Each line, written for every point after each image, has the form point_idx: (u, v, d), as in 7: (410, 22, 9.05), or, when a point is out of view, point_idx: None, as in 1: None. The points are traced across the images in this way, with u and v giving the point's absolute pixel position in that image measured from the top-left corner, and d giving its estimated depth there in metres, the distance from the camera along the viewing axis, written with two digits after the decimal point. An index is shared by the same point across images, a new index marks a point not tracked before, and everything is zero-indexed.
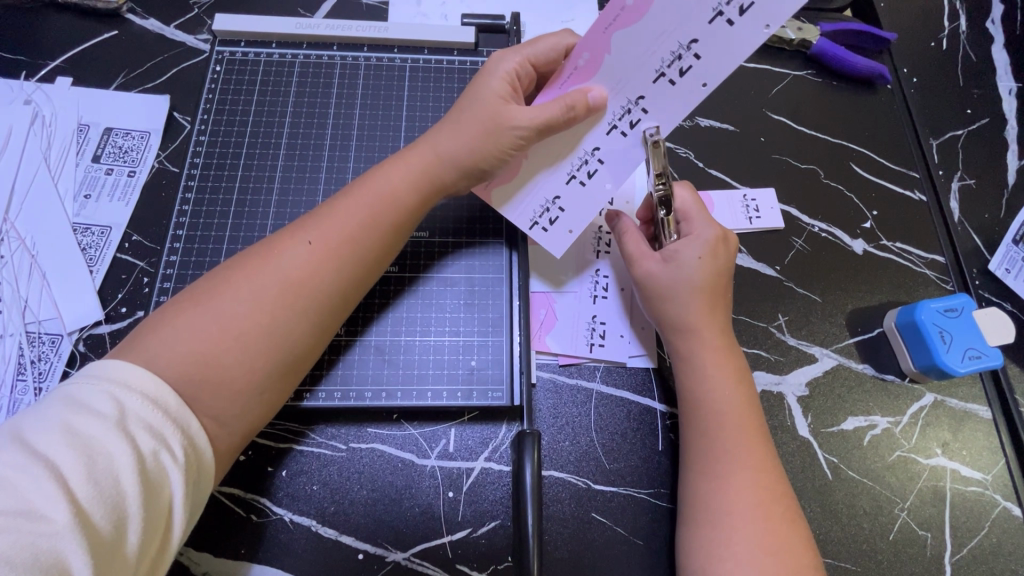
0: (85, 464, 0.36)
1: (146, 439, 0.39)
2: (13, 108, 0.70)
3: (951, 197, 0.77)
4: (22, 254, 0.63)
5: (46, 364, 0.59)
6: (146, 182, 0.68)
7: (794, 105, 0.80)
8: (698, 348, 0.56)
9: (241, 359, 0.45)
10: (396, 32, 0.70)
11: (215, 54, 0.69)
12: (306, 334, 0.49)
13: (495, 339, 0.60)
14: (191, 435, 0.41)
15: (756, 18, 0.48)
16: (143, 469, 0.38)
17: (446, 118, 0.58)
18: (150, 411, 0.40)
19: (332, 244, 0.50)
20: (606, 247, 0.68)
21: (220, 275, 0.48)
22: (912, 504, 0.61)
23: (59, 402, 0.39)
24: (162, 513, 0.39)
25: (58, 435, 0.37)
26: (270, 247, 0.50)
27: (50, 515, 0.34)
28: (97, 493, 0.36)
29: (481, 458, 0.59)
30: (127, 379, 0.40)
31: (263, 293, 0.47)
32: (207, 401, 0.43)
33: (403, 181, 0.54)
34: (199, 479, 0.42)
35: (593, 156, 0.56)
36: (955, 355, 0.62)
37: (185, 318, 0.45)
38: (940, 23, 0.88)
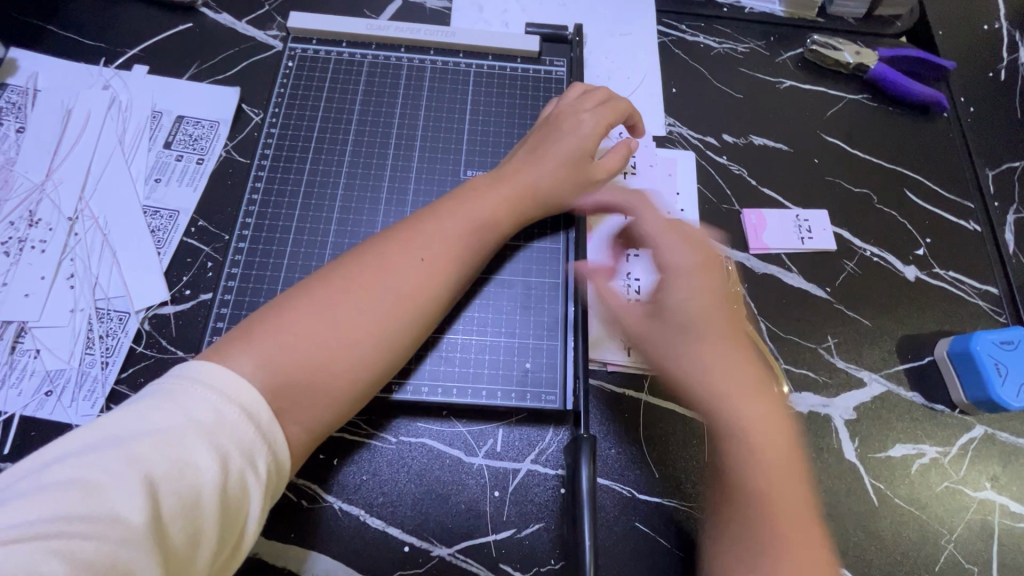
0: (173, 476, 0.38)
1: (233, 457, 0.41)
2: (91, 92, 0.72)
3: (1006, 229, 0.76)
4: (95, 232, 0.65)
5: (113, 339, 0.61)
6: (214, 170, 0.70)
7: (850, 128, 0.80)
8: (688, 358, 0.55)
9: (347, 369, 0.49)
10: (463, 38, 0.72)
11: (287, 50, 0.71)
12: (389, 355, 0.51)
13: (549, 342, 0.61)
14: (277, 450, 0.44)
15: (643, 161, 0.74)
16: (223, 488, 0.40)
17: (534, 151, 0.63)
18: (245, 425, 0.42)
19: (441, 267, 0.55)
20: (635, 251, 0.69)
21: (325, 281, 0.51)
22: (959, 536, 0.60)
23: (160, 403, 0.41)
24: (234, 532, 0.40)
25: (154, 443, 0.39)
26: (385, 259, 0.53)
27: (136, 526, 0.36)
28: (177, 507, 0.38)
29: (527, 460, 0.59)
30: (230, 390, 0.43)
31: (358, 313, 0.50)
32: (308, 404, 0.47)
33: (499, 210, 0.59)
34: (273, 494, 0.44)
35: (632, 280, 0.67)
36: (1010, 389, 0.62)
37: (300, 320, 0.48)
38: (998, 54, 0.88)
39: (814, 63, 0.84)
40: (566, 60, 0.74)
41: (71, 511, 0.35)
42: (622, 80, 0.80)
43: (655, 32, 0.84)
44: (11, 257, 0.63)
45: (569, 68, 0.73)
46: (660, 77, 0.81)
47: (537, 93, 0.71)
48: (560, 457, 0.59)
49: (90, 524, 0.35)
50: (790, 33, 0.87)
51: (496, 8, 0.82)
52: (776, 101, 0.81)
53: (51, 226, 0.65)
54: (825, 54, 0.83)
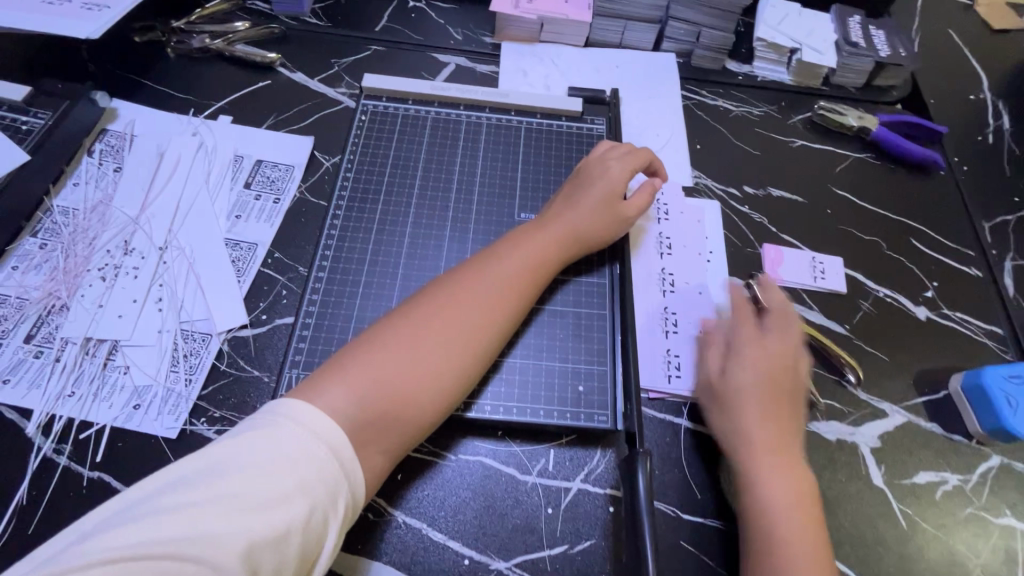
0: (264, 508, 0.43)
1: (318, 493, 0.46)
2: (181, 138, 0.81)
3: (1005, 275, 0.83)
4: (182, 261, 0.72)
5: (196, 358, 0.66)
6: (288, 208, 0.77)
7: (858, 183, 0.89)
8: (727, 410, 0.63)
9: (428, 399, 0.56)
10: (514, 98, 0.82)
11: (360, 105, 0.80)
12: (453, 392, 0.58)
13: (599, 367, 0.66)
14: (353, 488, 0.49)
15: (675, 208, 0.82)
16: (307, 522, 0.45)
17: (571, 199, 0.71)
18: (329, 462, 0.47)
19: (502, 303, 0.62)
20: (670, 288, 0.75)
21: (402, 321, 0.59)
22: (985, 560, 0.63)
23: (259, 436, 0.47)
24: (309, 564, 0.45)
25: (251, 476, 0.44)
26: (453, 298, 0.61)
27: (229, 551, 0.41)
28: (265, 537, 0.43)
29: (577, 479, 0.63)
30: (318, 428, 0.49)
31: (428, 357, 0.57)
32: (392, 431, 0.54)
33: (544, 251, 0.67)
34: (347, 527, 0.49)
35: (669, 313, 0.73)
36: (1021, 419, 0.67)
37: (385, 357, 0.55)
38: (986, 121, 0.98)
39: (822, 125, 0.94)
40: (605, 119, 0.83)
41: (176, 534, 0.41)
42: (652, 137, 0.90)
43: (680, 96, 0.95)
44: (106, 282, 0.69)
45: (607, 126, 0.82)
46: (685, 135, 0.91)
47: (581, 147, 0.80)
48: (608, 477, 0.63)
49: (190, 549, 0.40)
50: (799, 99, 0.97)
51: (538, 73, 0.94)
52: (790, 158, 0.90)
53: (142, 255, 0.72)
54: (831, 118, 0.93)
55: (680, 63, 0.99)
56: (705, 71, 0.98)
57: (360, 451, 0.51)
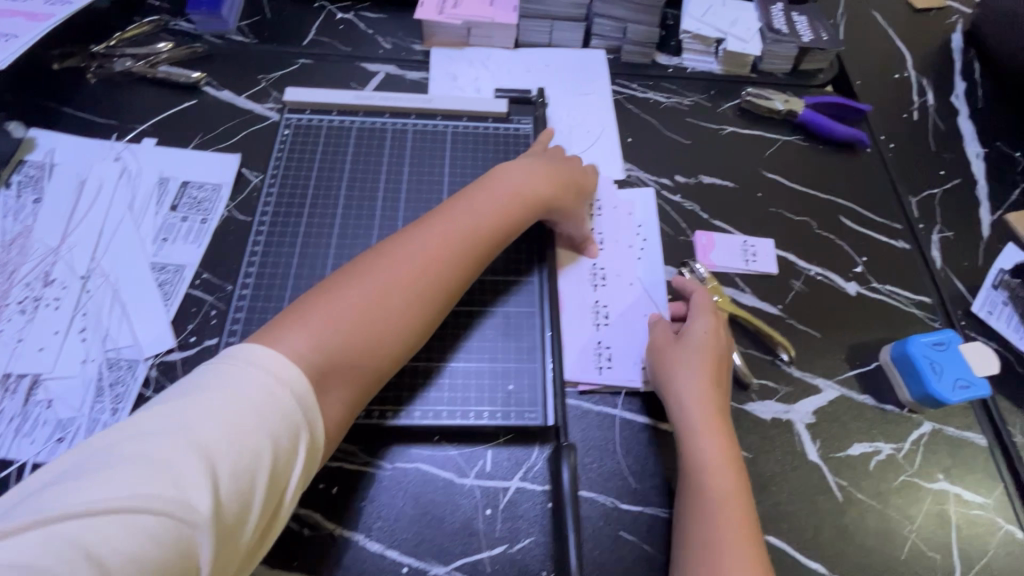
0: (225, 455, 0.44)
1: (280, 441, 0.47)
2: (104, 164, 0.80)
3: (932, 246, 0.85)
4: (106, 289, 0.70)
5: (122, 386, 0.65)
6: (216, 228, 0.76)
7: (786, 165, 0.91)
8: (681, 377, 0.65)
9: (385, 343, 0.58)
10: (440, 103, 0.82)
11: (284, 120, 0.80)
12: (411, 333, 0.60)
13: (529, 365, 0.67)
14: (314, 429, 0.50)
15: (607, 204, 0.83)
16: (270, 462, 0.46)
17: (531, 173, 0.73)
18: (290, 412, 0.48)
19: (454, 251, 0.64)
20: (601, 282, 0.76)
21: (356, 272, 0.60)
22: (920, 526, 0.65)
23: (220, 392, 0.46)
24: (272, 510, 0.47)
25: (206, 426, 0.45)
26: (405, 247, 0.62)
27: (197, 504, 0.41)
28: (230, 481, 0.44)
29: (515, 478, 0.63)
30: (280, 375, 0.49)
31: (387, 304, 0.58)
32: (348, 374, 0.55)
33: (501, 216, 0.68)
34: (308, 466, 0.50)
35: (600, 307, 0.74)
36: (947, 385, 0.68)
37: (341, 304, 0.56)
38: (910, 98, 1.01)
39: (750, 112, 0.96)
40: (531, 118, 0.84)
41: (143, 490, 0.40)
42: (584, 133, 0.90)
43: (610, 91, 0.96)
44: (28, 314, 0.68)
45: (534, 125, 0.83)
46: (617, 128, 0.92)
47: (509, 147, 0.81)
48: (546, 473, 0.63)
49: (155, 501, 0.40)
50: (728, 88, 0.99)
51: (468, 76, 0.94)
52: (720, 145, 0.92)
53: (65, 285, 0.70)
54: (759, 104, 0.94)
55: (609, 58, 1.00)
56: (635, 65, 1.00)
57: (321, 393, 0.52)
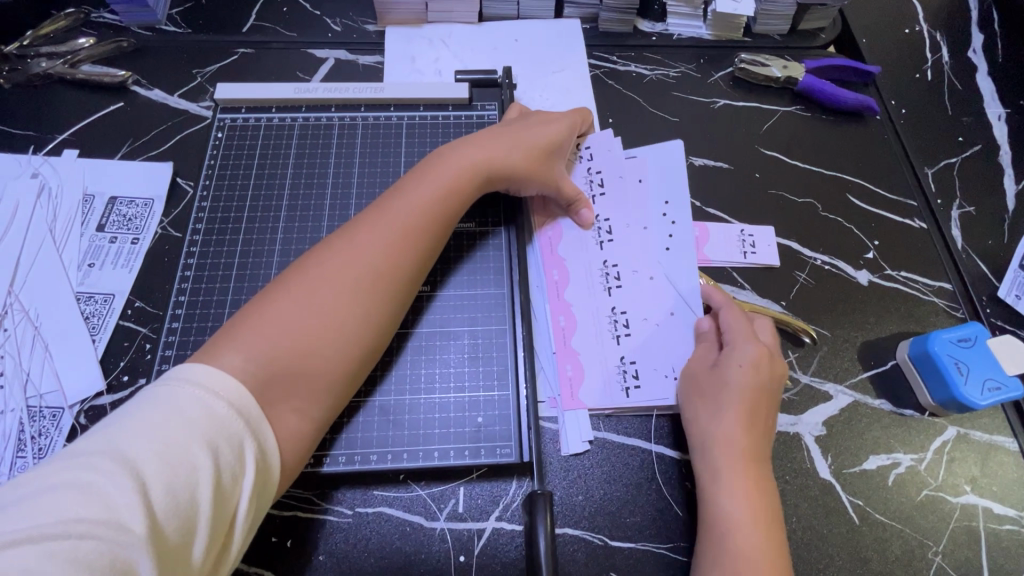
0: (165, 472, 0.38)
1: (223, 450, 0.41)
2: (20, 182, 0.71)
3: (951, 224, 0.77)
4: (25, 326, 0.63)
5: (46, 438, 0.58)
6: (148, 248, 0.68)
7: (785, 141, 0.81)
8: (707, 420, 0.56)
9: (336, 349, 0.50)
10: (392, 92, 0.73)
11: (216, 121, 0.71)
12: (366, 331, 0.52)
13: (500, 393, 0.59)
14: (263, 448, 0.44)
15: (610, 178, 0.69)
16: (217, 481, 0.40)
17: (498, 134, 0.65)
18: (231, 418, 0.42)
19: (406, 237, 0.56)
20: (617, 282, 0.65)
21: (297, 273, 0.53)
22: (945, 547, 0.58)
23: (153, 403, 0.41)
24: (225, 528, 0.40)
25: (146, 440, 0.39)
26: (353, 238, 0.55)
27: (132, 522, 0.35)
28: (172, 502, 0.37)
29: (492, 518, 0.56)
30: (212, 386, 0.43)
31: (335, 295, 0.51)
32: (298, 386, 0.48)
33: (461, 184, 0.61)
34: (263, 491, 0.44)
35: (619, 314, 0.64)
36: (974, 387, 0.60)
37: (280, 310, 0.49)
38: (923, 55, 0.90)
39: (745, 81, 0.86)
40: (497, 103, 0.75)
41: (66, 513, 0.34)
42: None
43: (587, 66, 0.85)
44: None
45: (500, 110, 0.74)
46: (595, 109, 0.82)
47: None
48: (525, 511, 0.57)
49: (84, 525, 0.34)
50: (719, 54, 0.89)
51: (427, 58, 0.84)
52: (711, 121, 0.82)
53: None
54: (754, 71, 0.84)
55: (586, 28, 0.89)
56: (614, 34, 0.89)
57: (270, 409, 0.46)
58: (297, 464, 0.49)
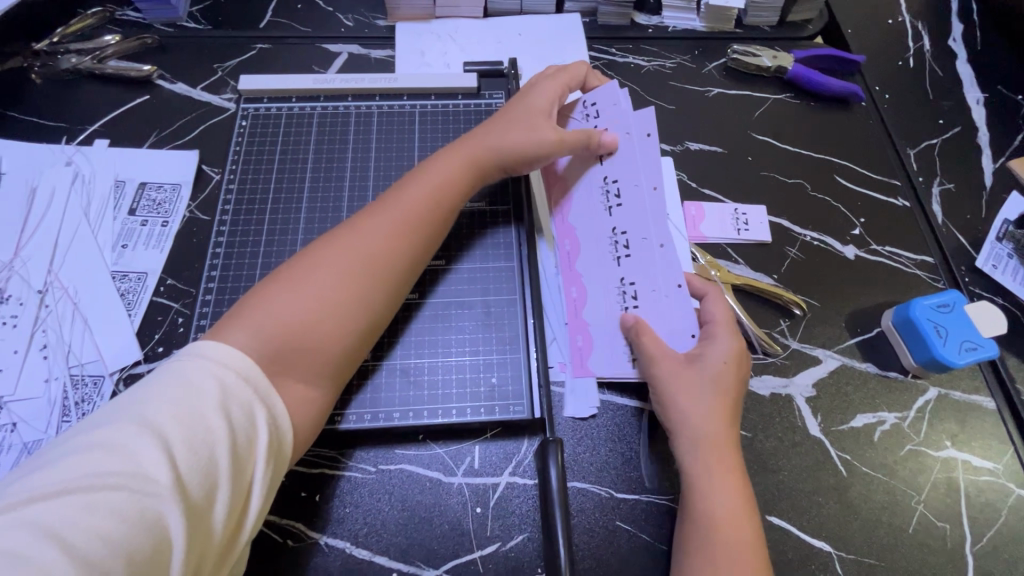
0: (185, 435, 0.42)
1: (237, 416, 0.44)
2: (55, 170, 0.76)
3: (933, 202, 0.81)
4: (65, 302, 0.67)
5: (89, 404, 0.62)
6: (178, 230, 0.72)
7: (776, 126, 0.86)
8: (693, 410, 0.57)
9: (332, 329, 0.53)
10: (405, 82, 0.77)
11: (240, 110, 0.75)
12: (364, 315, 0.55)
13: (512, 356, 0.63)
14: (275, 417, 0.47)
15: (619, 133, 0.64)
16: (232, 444, 0.43)
17: (495, 121, 0.68)
18: (243, 388, 0.46)
19: (404, 226, 0.59)
20: (625, 252, 0.64)
21: (300, 261, 0.56)
22: (927, 496, 0.62)
23: (171, 375, 0.45)
24: (244, 489, 0.44)
25: (165, 407, 0.42)
26: (354, 228, 0.58)
27: (158, 479, 0.39)
28: (193, 462, 0.41)
29: (505, 473, 0.61)
30: (224, 358, 0.46)
31: (336, 279, 0.54)
32: (300, 363, 0.51)
33: (459, 174, 0.64)
34: (277, 457, 0.47)
35: (628, 285, 0.63)
36: (952, 347, 0.65)
37: (283, 295, 0.53)
38: (906, 44, 0.95)
39: (737, 70, 0.90)
40: (504, 92, 0.79)
41: (100, 471, 0.38)
42: None
43: (587, 57, 0.90)
44: None
45: (506, 98, 0.78)
46: None
47: None
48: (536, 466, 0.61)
49: (114, 480, 0.38)
50: (713, 46, 0.93)
51: (436, 51, 0.89)
52: (706, 108, 0.87)
53: (22, 301, 0.67)
54: (746, 61, 0.89)
55: (585, 22, 0.94)
56: (613, 27, 0.94)
57: (278, 382, 0.49)
58: (307, 436, 0.52)
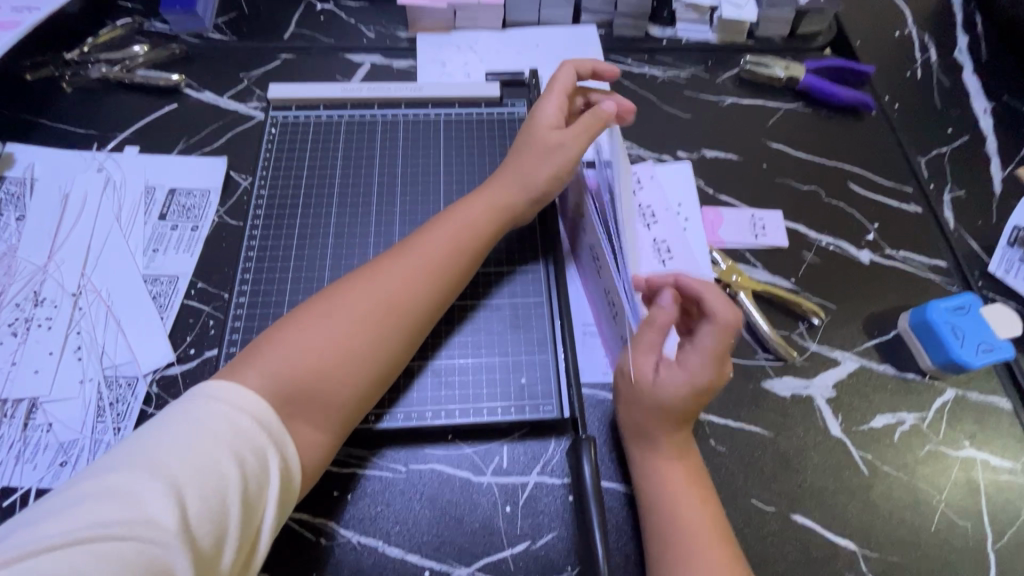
0: (197, 481, 0.43)
1: (248, 460, 0.45)
2: (87, 176, 0.77)
3: (944, 208, 0.83)
4: (98, 305, 0.68)
5: (123, 405, 0.63)
6: (208, 235, 0.74)
7: (790, 134, 0.88)
8: (627, 418, 0.60)
9: (347, 375, 0.54)
10: (430, 91, 0.79)
11: (269, 118, 0.77)
12: (376, 361, 0.56)
13: (541, 357, 0.65)
14: (285, 459, 0.48)
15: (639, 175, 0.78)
16: (244, 489, 0.44)
17: (513, 154, 0.69)
18: (256, 432, 0.47)
19: (425, 270, 0.60)
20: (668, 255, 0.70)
21: (317, 303, 0.57)
22: (948, 495, 0.63)
23: (184, 419, 0.46)
24: (252, 531, 0.45)
25: (176, 452, 0.44)
26: (374, 272, 0.59)
27: (168, 526, 0.40)
28: (204, 508, 0.42)
29: (534, 472, 0.62)
30: (238, 401, 0.47)
31: (348, 323, 0.55)
32: (313, 408, 0.52)
33: (479, 213, 0.65)
34: (285, 502, 0.48)
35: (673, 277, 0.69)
36: (969, 349, 0.66)
37: (302, 338, 0.53)
38: (913, 55, 0.98)
39: (750, 80, 0.93)
40: (526, 101, 0.82)
41: (110, 519, 0.40)
42: None
43: (604, 68, 0.92)
44: (18, 337, 0.66)
45: (528, 107, 0.81)
46: None
47: (504, 134, 0.79)
48: (564, 465, 0.62)
49: (123, 529, 0.39)
50: (726, 57, 0.95)
51: (457, 62, 0.91)
52: (721, 117, 0.89)
53: (56, 304, 0.68)
54: (759, 72, 0.91)
55: (601, 34, 0.96)
56: (628, 39, 0.96)
57: (291, 426, 0.50)
58: (314, 474, 0.53)
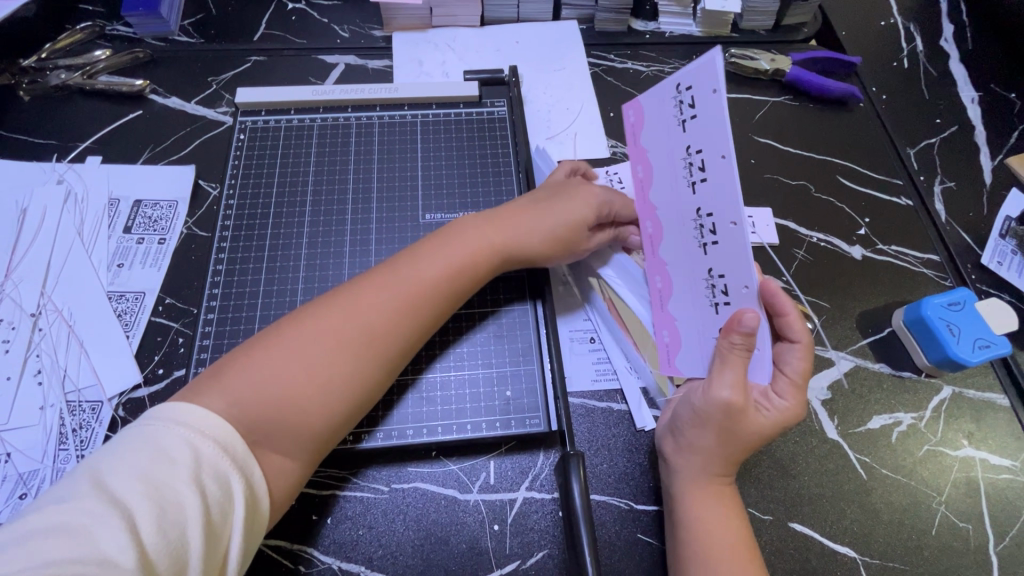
0: (155, 511, 0.40)
1: (212, 488, 0.42)
2: (46, 189, 0.73)
3: (935, 200, 0.82)
4: (60, 325, 0.65)
5: (87, 431, 0.60)
6: (176, 247, 0.70)
7: (777, 127, 0.86)
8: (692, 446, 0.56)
9: (318, 403, 0.51)
10: (406, 92, 0.76)
11: (238, 123, 0.74)
12: (350, 389, 0.53)
13: (526, 368, 0.63)
14: (252, 486, 0.45)
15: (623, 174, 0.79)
16: (207, 520, 0.41)
17: (530, 208, 0.64)
18: (220, 457, 0.44)
19: (409, 296, 0.57)
20: None
21: (291, 324, 0.54)
22: (948, 496, 0.62)
23: (140, 446, 0.43)
24: (217, 562, 0.42)
25: (133, 481, 0.41)
26: (354, 293, 0.56)
27: (122, 563, 0.37)
28: (163, 540, 0.39)
29: (522, 488, 0.59)
30: (202, 426, 0.45)
31: (324, 349, 0.52)
32: (280, 438, 0.49)
33: (478, 264, 0.61)
34: (252, 530, 0.45)
35: None
36: (965, 346, 0.65)
37: (272, 361, 0.51)
38: (899, 45, 0.96)
39: (735, 73, 0.90)
40: (506, 100, 0.79)
41: (57, 557, 0.36)
42: (563, 111, 0.85)
43: (586, 63, 0.90)
44: None
45: (509, 107, 0.78)
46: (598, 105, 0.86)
47: (484, 135, 0.76)
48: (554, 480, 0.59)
49: (72, 566, 0.36)
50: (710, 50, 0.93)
51: (435, 60, 0.88)
52: None
53: (14, 325, 0.65)
54: (744, 64, 0.89)
55: (582, 29, 0.94)
56: (610, 33, 0.94)
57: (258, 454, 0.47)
58: (283, 502, 0.50)
